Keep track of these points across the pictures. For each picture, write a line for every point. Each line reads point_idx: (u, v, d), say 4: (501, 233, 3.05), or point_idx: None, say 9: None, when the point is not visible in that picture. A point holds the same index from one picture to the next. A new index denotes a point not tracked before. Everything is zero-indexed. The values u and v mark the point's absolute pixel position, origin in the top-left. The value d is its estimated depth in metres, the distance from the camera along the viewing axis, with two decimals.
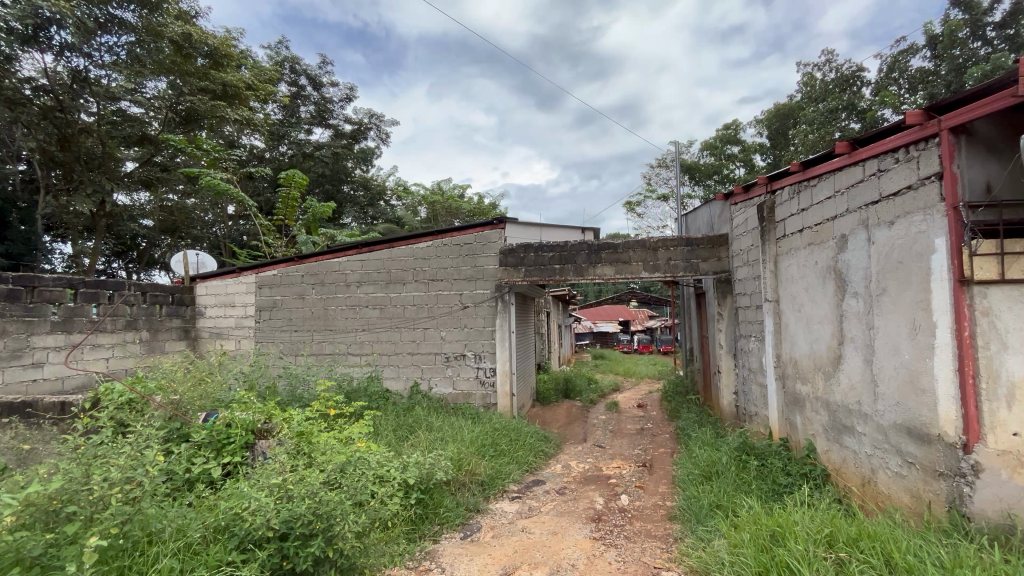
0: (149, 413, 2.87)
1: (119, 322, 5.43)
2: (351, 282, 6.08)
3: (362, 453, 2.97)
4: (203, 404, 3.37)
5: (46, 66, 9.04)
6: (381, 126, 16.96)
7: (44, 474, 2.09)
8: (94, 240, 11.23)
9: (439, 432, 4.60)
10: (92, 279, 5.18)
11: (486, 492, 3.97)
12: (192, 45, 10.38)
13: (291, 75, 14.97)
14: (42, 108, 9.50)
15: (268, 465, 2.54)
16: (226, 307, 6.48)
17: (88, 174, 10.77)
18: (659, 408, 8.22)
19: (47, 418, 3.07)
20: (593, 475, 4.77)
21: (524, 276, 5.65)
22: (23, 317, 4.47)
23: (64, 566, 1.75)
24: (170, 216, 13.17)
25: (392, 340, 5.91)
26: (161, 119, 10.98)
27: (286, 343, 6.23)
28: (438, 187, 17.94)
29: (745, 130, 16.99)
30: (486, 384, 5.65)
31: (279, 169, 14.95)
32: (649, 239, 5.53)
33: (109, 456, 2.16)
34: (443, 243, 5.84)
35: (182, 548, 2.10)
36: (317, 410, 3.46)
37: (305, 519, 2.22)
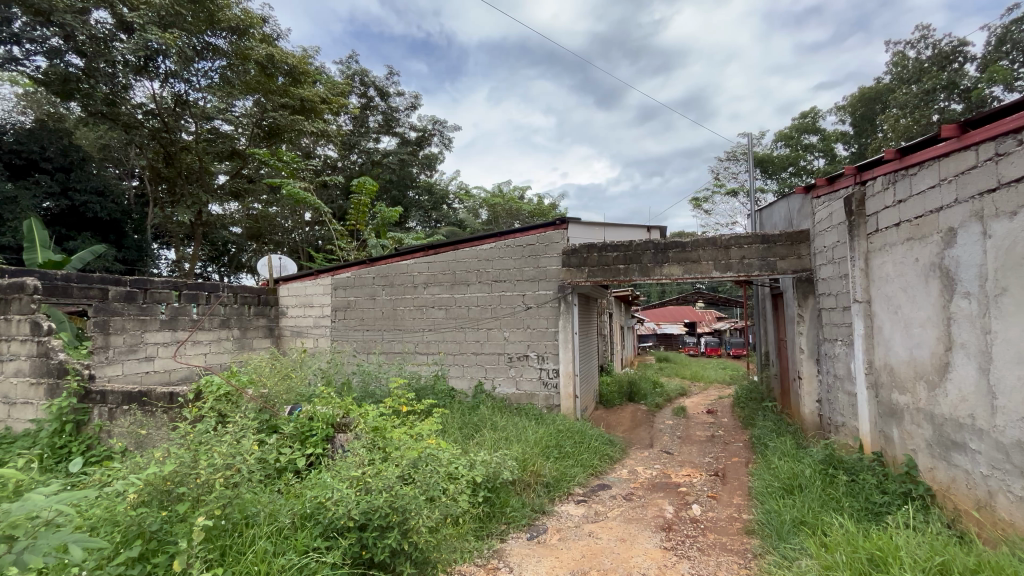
0: (243, 405, 3.12)
1: (215, 320, 5.96)
2: (419, 283, 6.29)
3: (433, 450, 3.05)
4: (289, 398, 3.63)
5: (154, 92, 10.24)
6: (444, 131, 17.49)
7: (160, 456, 2.33)
8: (193, 246, 12.44)
9: (503, 431, 4.64)
10: (193, 282, 5.72)
11: (551, 493, 3.94)
12: (275, 65, 11.10)
13: (361, 87, 15.72)
14: (151, 130, 10.85)
15: (349, 458, 2.68)
16: (306, 307, 6.93)
17: (188, 187, 12.01)
18: (731, 415, 7.80)
19: (160, 406, 3.40)
20: (661, 482, 4.60)
21: (588, 277, 5.56)
22: (138, 316, 5.01)
23: (177, 542, 1.95)
24: (255, 224, 14.34)
25: (457, 340, 6.04)
26: (248, 134, 11.82)
27: (358, 342, 6.56)
28: (498, 189, 18.16)
29: (826, 118, 15.78)
30: (550, 384, 5.61)
31: (351, 177, 15.81)
32: (721, 237, 5.25)
33: (212, 443, 2.36)
34: (506, 245, 5.89)
35: (274, 531, 2.24)
36: (390, 407, 3.61)
37: (382, 511, 2.32)
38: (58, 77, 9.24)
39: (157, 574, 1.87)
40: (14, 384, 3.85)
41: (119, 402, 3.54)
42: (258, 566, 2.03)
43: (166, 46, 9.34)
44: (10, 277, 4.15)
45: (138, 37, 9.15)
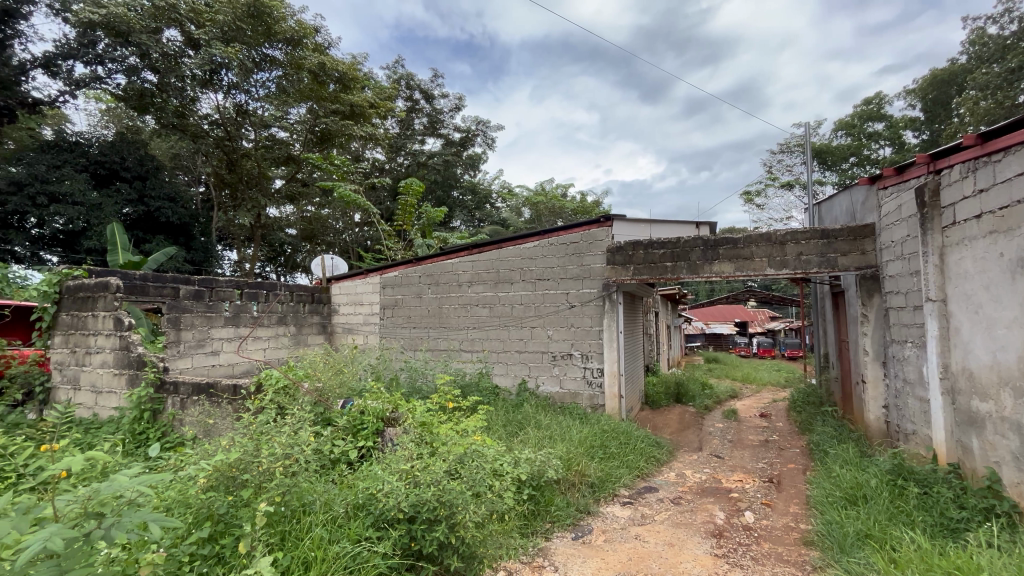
0: (300, 398, 3.28)
1: (273, 317, 6.29)
2: (463, 281, 6.38)
3: (479, 446, 3.08)
4: (341, 392, 3.77)
5: (218, 103, 10.95)
6: (487, 132, 17.67)
7: (226, 443, 2.49)
8: (253, 247, 13.19)
9: (548, 430, 4.63)
10: (254, 281, 6.05)
11: (596, 494, 3.90)
12: (326, 72, 11.61)
13: (407, 91, 16.12)
14: (216, 139, 11.57)
15: (398, 451, 2.77)
16: (356, 305, 7.18)
17: (248, 192, 12.74)
18: (786, 419, 7.43)
19: (225, 398, 3.61)
20: (711, 487, 4.44)
21: (633, 274, 5.44)
22: (205, 313, 5.36)
23: (241, 525, 2.07)
24: (309, 225, 15.01)
25: (501, 338, 6.08)
26: (302, 140, 12.39)
27: (406, 339, 6.73)
28: (541, 187, 18.11)
29: (893, 103, 14.71)
30: (594, 384, 5.54)
31: (397, 178, 16.26)
32: (776, 232, 5.00)
33: (272, 433, 2.50)
34: (549, 243, 5.86)
35: (329, 520, 2.34)
36: (436, 402, 3.68)
37: (430, 505, 2.37)
38: (135, 93, 10.09)
39: (225, 554, 2.00)
40: (100, 374, 4.22)
41: (189, 393, 3.81)
42: (314, 552, 2.12)
43: (229, 60, 10.02)
44: (97, 277, 4.55)
45: (204, 53, 9.86)
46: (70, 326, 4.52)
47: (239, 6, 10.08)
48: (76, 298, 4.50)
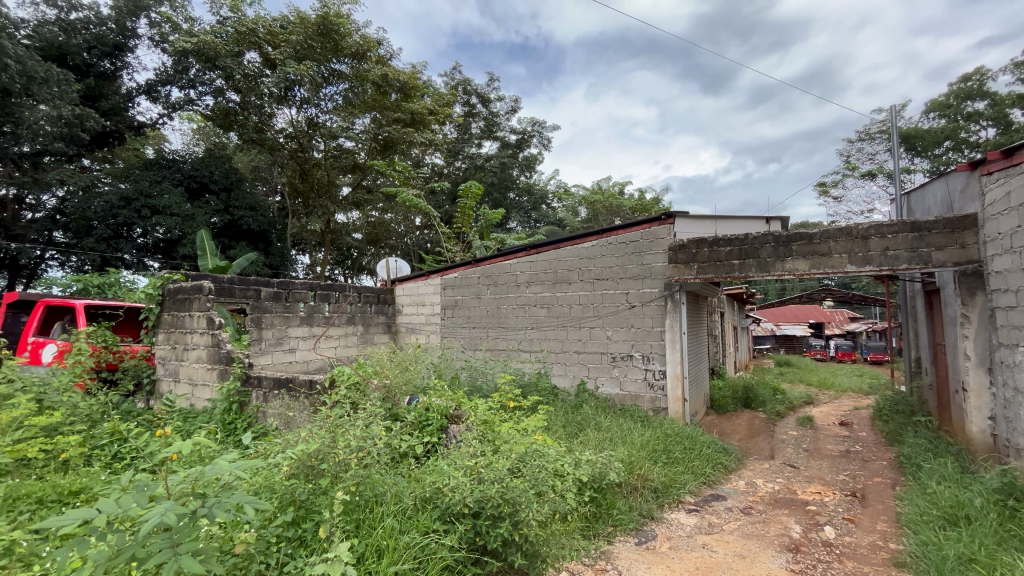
0: (369, 394, 3.46)
1: (343, 318, 6.64)
2: (521, 282, 6.43)
3: (541, 445, 3.09)
4: (406, 389, 3.94)
5: (292, 117, 11.77)
6: (543, 132, 17.72)
7: (305, 434, 2.67)
8: (323, 252, 14.02)
9: (608, 432, 4.56)
10: (325, 283, 6.43)
11: (660, 499, 3.79)
12: (388, 83, 12.07)
13: (464, 96, 16.52)
14: (290, 150, 12.40)
15: (463, 448, 2.83)
16: (418, 305, 7.44)
17: (319, 200, 13.55)
18: (871, 429, 6.84)
19: (302, 392, 3.85)
20: (785, 499, 4.17)
21: (698, 273, 5.21)
22: (282, 314, 5.75)
23: (320, 511, 2.21)
24: (373, 230, 15.73)
25: (560, 339, 6.06)
26: (367, 149, 12.90)
27: (466, 338, 6.88)
28: (598, 186, 17.84)
29: (997, 79, 13.14)
30: (656, 386, 5.37)
31: (456, 182, 16.67)
32: (857, 226, 4.63)
33: (347, 427, 2.65)
34: (609, 242, 5.77)
35: (400, 511, 2.44)
36: (497, 401, 3.73)
37: (494, 501, 2.42)
38: (221, 112, 11.19)
39: (307, 537, 2.13)
40: (196, 369, 4.66)
41: (271, 387, 4.12)
42: (386, 541, 2.22)
43: (301, 77, 10.76)
44: (193, 280, 5.03)
45: (280, 71, 10.65)
46: (170, 325, 5.02)
47: (310, 25, 10.80)
48: (175, 300, 4.99)
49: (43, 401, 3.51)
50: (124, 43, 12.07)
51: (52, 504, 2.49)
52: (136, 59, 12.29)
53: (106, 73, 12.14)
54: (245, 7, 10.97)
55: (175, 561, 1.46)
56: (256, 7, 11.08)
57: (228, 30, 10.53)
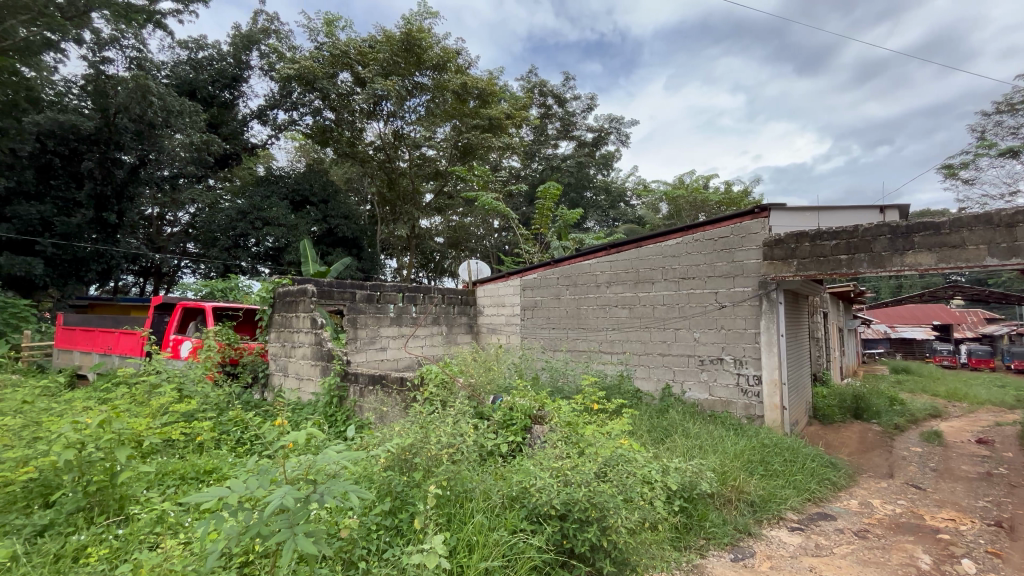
0: (456, 392, 3.60)
1: (429, 318, 6.93)
2: (601, 282, 6.32)
3: (628, 451, 2.98)
4: (490, 389, 4.04)
5: (380, 130, 12.55)
6: (621, 128, 17.35)
7: (398, 429, 2.82)
8: (409, 256, 14.76)
9: (696, 439, 4.32)
10: (412, 285, 6.73)
11: (757, 514, 3.51)
12: (467, 91, 12.46)
13: (540, 98, 16.64)
14: (379, 161, 13.20)
15: (549, 449, 2.82)
16: (499, 307, 7.59)
17: (405, 206, 14.28)
18: (1020, 449, 5.82)
19: (394, 388, 4.07)
20: (910, 524, 3.68)
21: (797, 270, 4.76)
22: (375, 315, 6.08)
23: (414, 503, 2.33)
24: (455, 233, 16.31)
25: (643, 340, 5.85)
26: (448, 156, 13.40)
27: (545, 339, 6.89)
28: (681, 180, 17.04)
29: None
30: (750, 393, 4.98)
31: (533, 184, 16.83)
32: (999, 212, 3.95)
33: (439, 424, 2.77)
34: (695, 239, 5.47)
35: (489, 507, 2.50)
36: (581, 403, 3.68)
37: (581, 505, 2.38)
38: (319, 130, 12.34)
39: (403, 527, 2.24)
40: (302, 364, 5.09)
41: (366, 383, 4.42)
42: (476, 537, 2.28)
43: (388, 92, 11.45)
44: (298, 284, 5.51)
45: (369, 88, 11.42)
46: (280, 325, 5.52)
47: (395, 43, 11.48)
48: (284, 302, 5.50)
49: (183, 390, 4.05)
50: (240, 74, 13.61)
51: (192, 480, 2.87)
52: (249, 88, 13.83)
53: (227, 102, 13.79)
54: (339, 32, 11.92)
55: (292, 540, 1.61)
56: (347, 30, 12.01)
57: (324, 54, 11.53)
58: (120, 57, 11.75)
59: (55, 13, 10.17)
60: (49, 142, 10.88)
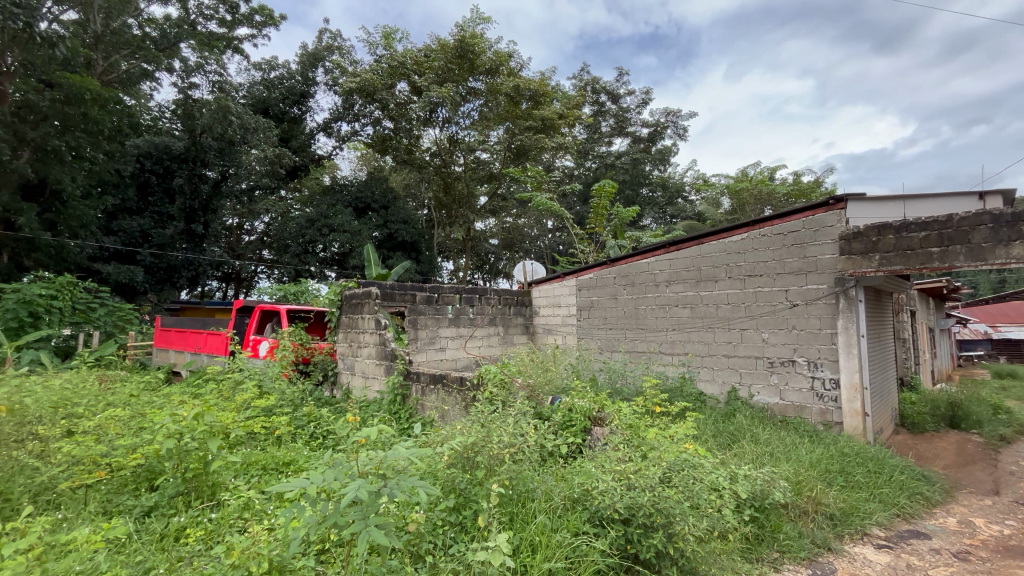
0: (514, 392, 3.64)
1: (485, 319, 7.02)
2: (661, 282, 6.13)
3: (693, 456, 2.86)
4: (549, 389, 4.03)
5: (436, 137, 12.91)
6: (679, 121, 16.81)
7: (460, 428, 2.88)
8: (465, 257, 15.05)
9: (767, 445, 4.08)
10: (470, 286, 6.85)
11: (837, 528, 3.26)
12: (520, 93, 12.58)
13: (593, 95, 16.55)
14: (435, 166, 13.53)
15: (611, 452, 2.77)
16: (555, 307, 7.56)
17: (460, 209, 14.57)
18: None
19: (454, 387, 4.17)
20: (1021, 548, 3.27)
21: (879, 266, 4.39)
22: (434, 316, 6.23)
23: (477, 501, 2.38)
24: (509, 234, 16.44)
25: (706, 341, 5.62)
26: (501, 159, 13.37)
27: (602, 340, 6.77)
28: (745, 173, 16.21)
29: None
30: (827, 397, 4.65)
31: (587, 183, 16.66)
32: None
33: (500, 423, 2.82)
34: (762, 234, 5.20)
35: (551, 509, 2.50)
36: (642, 405, 3.58)
37: (646, 510, 2.33)
38: (380, 139, 12.96)
39: (467, 525, 2.29)
40: (367, 363, 5.33)
41: (428, 382, 4.56)
42: (539, 537, 2.29)
43: (443, 99, 11.74)
44: (363, 286, 5.79)
45: (425, 96, 11.80)
46: (347, 325, 5.79)
47: (449, 50, 11.81)
48: (350, 304, 5.77)
49: (263, 387, 4.36)
50: (308, 90, 14.48)
51: (273, 471, 3.08)
52: (315, 102, 14.69)
53: (295, 117, 14.71)
54: (396, 43, 12.40)
55: (367, 531, 1.69)
56: (404, 41, 12.45)
57: (383, 65, 12.06)
58: (205, 82, 12.76)
59: (151, 46, 11.67)
60: (147, 162, 12.20)
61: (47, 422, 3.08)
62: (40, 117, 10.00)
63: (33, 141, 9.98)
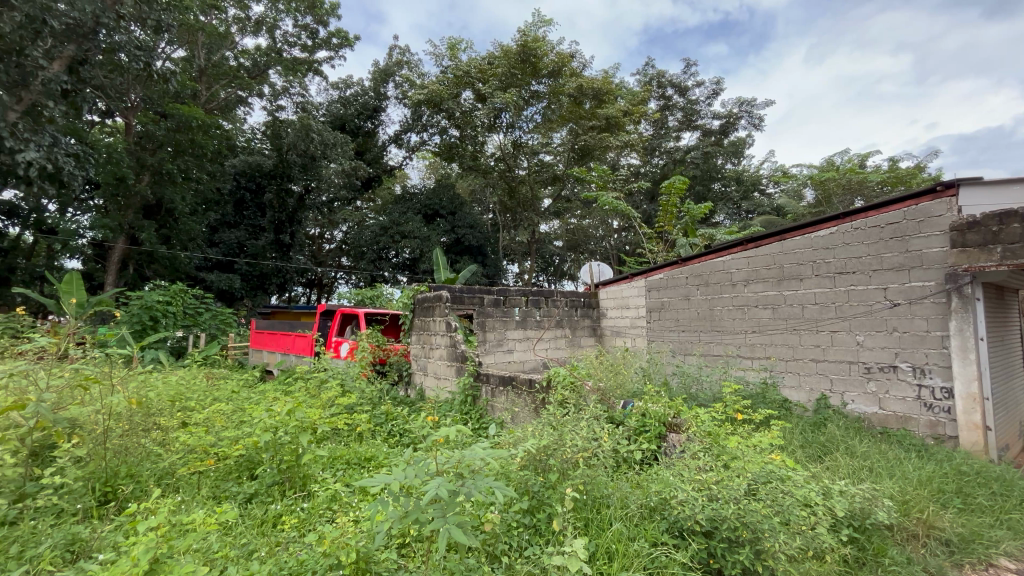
0: (585, 395, 3.61)
1: (552, 321, 7.00)
2: (738, 281, 5.79)
3: (783, 469, 2.65)
4: (621, 394, 3.94)
5: (500, 142, 13.11)
6: (754, 111, 15.84)
7: (531, 430, 2.89)
8: (530, 260, 15.08)
9: (865, 458, 3.72)
10: (537, 288, 6.84)
11: (956, 556, 2.85)
12: (584, 93, 12.46)
13: (659, 90, 16.05)
14: (500, 171, 13.72)
15: (690, 461, 2.64)
16: (623, 309, 7.39)
17: (525, 212, 14.66)
18: None
19: (524, 389, 4.19)
20: None
21: (1002, 259, 3.84)
22: (502, 319, 6.28)
23: (551, 505, 2.37)
24: (573, 236, 16.29)
25: (790, 344, 5.22)
26: (565, 160, 13.31)
27: (675, 343, 6.50)
28: (832, 161, 14.91)
29: None
30: (937, 408, 4.14)
31: (655, 180, 16.13)
32: None
33: (573, 427, 2.80)
34: (855, 228, 4.76)
35: (627, 516, 2.43)
36: (721, 412, 3.39)
37: (729, 523, 2.20)
38: (447, 147, 13.38)
39: (541, 528, 2.29)
40: (439, 365, 5.49)
41: (497, 384, 4.62)
42: (616, 545, 2.24)
43: (506, 104, 11.95)
44: (434, 290, 5.97)
45: (490, 103, 12.05)
46: (419, 328, 6.01)
47: (512, 56, 11.99)
48: (422, 307, 5.99)
49: (345, 385, 4.65)
50: (380, 105, 15.26)
51: (357, 466, 3.26)
52: (387, 116, 15.48)
53: (369, 131, 15.55)
54: (461, 54, 12.79)
55: (446, 528, 1.74)
56: (469, 51, 12.80)
57: (449, 76, 12.47)
58: (290, 103, 13.89)
59: (245, 75, 12.92)
60: (242, 180, 13.47)
61: (167, 414, 3.49)
62: (157, 144, 11.55)
63: (151, 166, 11.49)
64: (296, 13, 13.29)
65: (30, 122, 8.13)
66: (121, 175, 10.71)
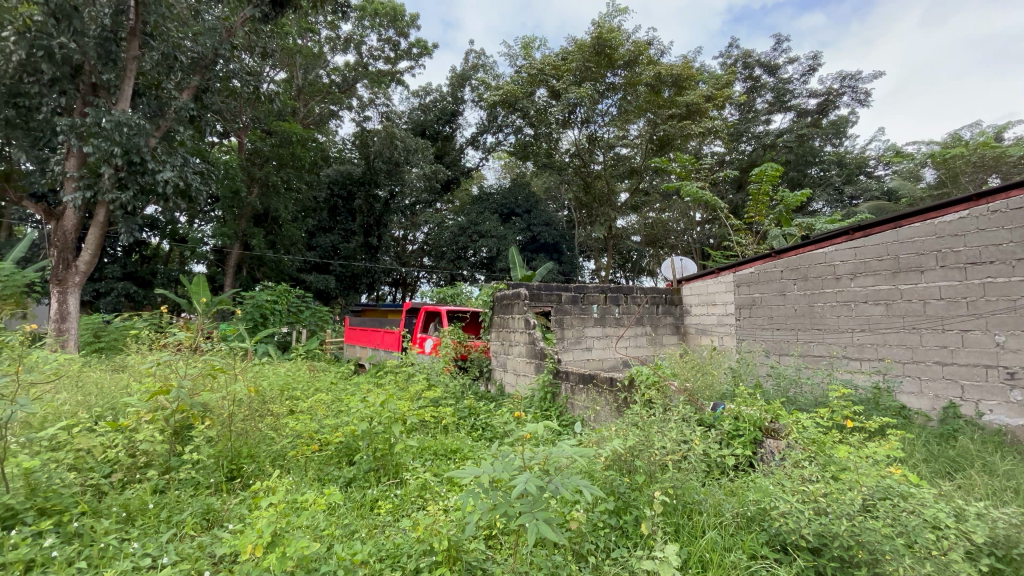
0: (670, 395, 3.48)
1: (633, 318, 6.77)
2: (843, 274, 5.26)
3: (906, 484, 2.35)
4: (710, 396, 3.74)
5: (575, 138, 13.01)
6: (858, 85, 14.28)
7: (616, 429, 2.83)
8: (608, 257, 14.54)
9: (1011, 477, 3.20)
10: (615, 285, 6.64)
11: None
12: (662, 81, 11.99)
13: (745, 71, 15.02)
14: (576, 167, 13.53)
15: (793, 471, 2.45)
16: (709, 306, 7.00)
17: (602, 208, 14.02)
18: None
19: (605, 388, 4.11)
20: None
21: None
22: (580, 316, 6.18)
23: (639, 506, 2.32)
24: (653, 231, 15.70)
25: (909, 345, 4.63)
26: (643, 151, 12.87)
27: (768, 342, 6.03)
28: (958, 136, 13.01)
29: None
30: None
31: (742, 168, 15.09)
32: None
33: (661, 427, 2.71)
34: (991, 211, 4.12)
35: (720, 524, 2.31)
36: (828, 418, 3.08)
37: (843, 541, 2.01)
38: (522, 146, 13.51)
39: (628, 530, 2.24)
40: (519, 361, 5.55)
41: (577, 381, 4.59)
42: (710, 554, 2.14)
43: (582, 99, 11.82)
44: (513, 286, 6.04)
45: (564, 99, 11.98)
46: (499, 325, 6.12)
47: (587, 48, 11.90)
48: (501, 304, 6.08)
49: (430, 379, 4.88)
50: (456, 108, 15.74)
51: (443, 456, 3.40)
52: (463, 119, 15.95)
53: (447, 134, 16.10)
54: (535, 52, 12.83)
55: (534, 524, 1.76)
56: (543, 48, 12.79)
57: (523, 75, 12.55)
58: (375, 113, 14.79)
59: (336, 90, 13.97)
60: (335, 187, 14.58)
61: (278, 401, 3.88)
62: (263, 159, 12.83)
63: (259, 179, 12.78)
64: (379, 28, 14.12)
65: (166, 146, 9.38)
66: (236, 188, 12.02)
